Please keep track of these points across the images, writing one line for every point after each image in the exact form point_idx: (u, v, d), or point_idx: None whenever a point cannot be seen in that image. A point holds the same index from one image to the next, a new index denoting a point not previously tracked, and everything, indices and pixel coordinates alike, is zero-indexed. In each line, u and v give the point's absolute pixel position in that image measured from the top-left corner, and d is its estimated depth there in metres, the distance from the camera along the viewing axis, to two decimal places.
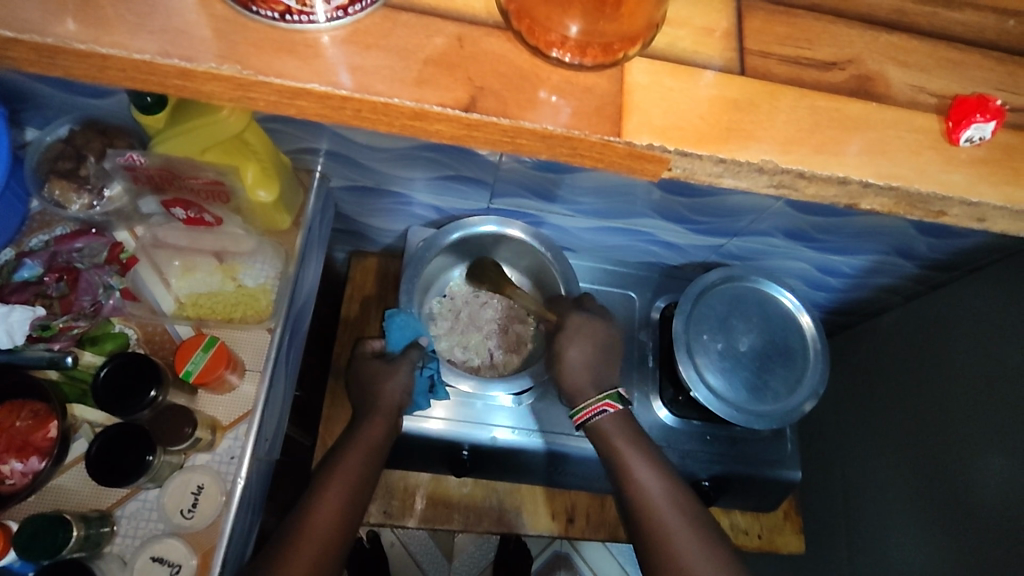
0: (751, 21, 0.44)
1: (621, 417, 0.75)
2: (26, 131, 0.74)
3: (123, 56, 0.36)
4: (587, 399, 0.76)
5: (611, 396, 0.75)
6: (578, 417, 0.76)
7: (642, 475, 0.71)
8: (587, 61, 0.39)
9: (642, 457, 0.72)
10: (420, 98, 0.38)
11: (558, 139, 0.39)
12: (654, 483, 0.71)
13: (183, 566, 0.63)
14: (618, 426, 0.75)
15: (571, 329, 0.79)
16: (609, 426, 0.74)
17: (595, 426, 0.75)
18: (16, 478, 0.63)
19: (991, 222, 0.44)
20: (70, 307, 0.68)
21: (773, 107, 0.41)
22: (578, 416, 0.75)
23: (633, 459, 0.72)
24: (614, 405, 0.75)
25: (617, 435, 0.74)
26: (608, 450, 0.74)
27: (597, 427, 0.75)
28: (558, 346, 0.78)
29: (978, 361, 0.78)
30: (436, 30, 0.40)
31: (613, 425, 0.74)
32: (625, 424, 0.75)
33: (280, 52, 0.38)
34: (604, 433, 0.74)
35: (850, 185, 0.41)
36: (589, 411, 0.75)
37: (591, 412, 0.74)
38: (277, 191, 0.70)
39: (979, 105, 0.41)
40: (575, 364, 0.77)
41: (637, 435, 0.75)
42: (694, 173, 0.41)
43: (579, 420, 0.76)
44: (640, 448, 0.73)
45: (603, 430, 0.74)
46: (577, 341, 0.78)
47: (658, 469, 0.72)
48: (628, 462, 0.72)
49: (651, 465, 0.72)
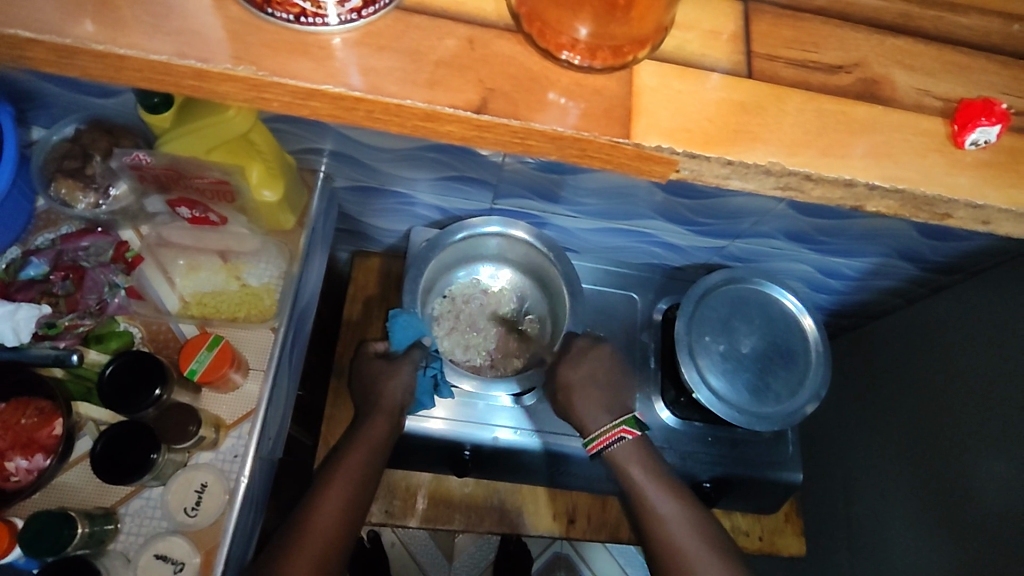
0: (758, 25, 0.44)
1: (636, 442, 0.77)
2: (33, 130, 0.74)
3: (139, 57, 0.36)
4: (603, 427, 0.78)
5: (627, 421, 0.78)
6: (593, 445, 0.78)
7: (655, 496, 0.74)
8: (597, 65, 0.40)
9: (653, 479, 0.75)
10: (431, 99, 0.38)
11: (567, 141, 0.39)
12: (667, 502, 0.74)
13: (186, 564, 0.63)
14: (630, 450, 0.77)
15: (576, 352, 0.82)
16: (623, 451, 0.77)
17: (606, 453, 0.78)
18: (21, 476, 0.64)
19: (995, 225, 0.44)
20: (76, 305, 0.69)
21: (780, 109, 0.42)
22: (592, 444, 0.78)
23: (646, 481, 0.74)
24: (631, 431, 0.78)
25: (628, 459, 0.76)
26: (620, 474, 0.76)
27: (611, 454, 0.77)
28: (562, 368, 0.81)
29: (979, 365, 0.79)
30: (447, 32, 0.40)
31: (625, 450, 0.77)
32: (637, 448, 0.77)
33: (294, 54, 0.38)
34: (616, 458, 0.76)
35: (856, 187, 0.41)
36: (605, 438, 0.77)
37: (608, 440, 0.77)
38: (282, 191, 0.71)
39: (985, 109, 0.41)
40: (581, 387, 0.80)
41: (647, 456, 0.77)
42: (702, 174, 0.42)
43: (594, 448, 0.78)
44: (641, 459, 0.76)
45: (616, 455, 0.77)
46: (580, 364, 0.81)
47: (670, 490, 0.75)
48: (641, 485, 0.74)
49: (662, 486, 0.74)
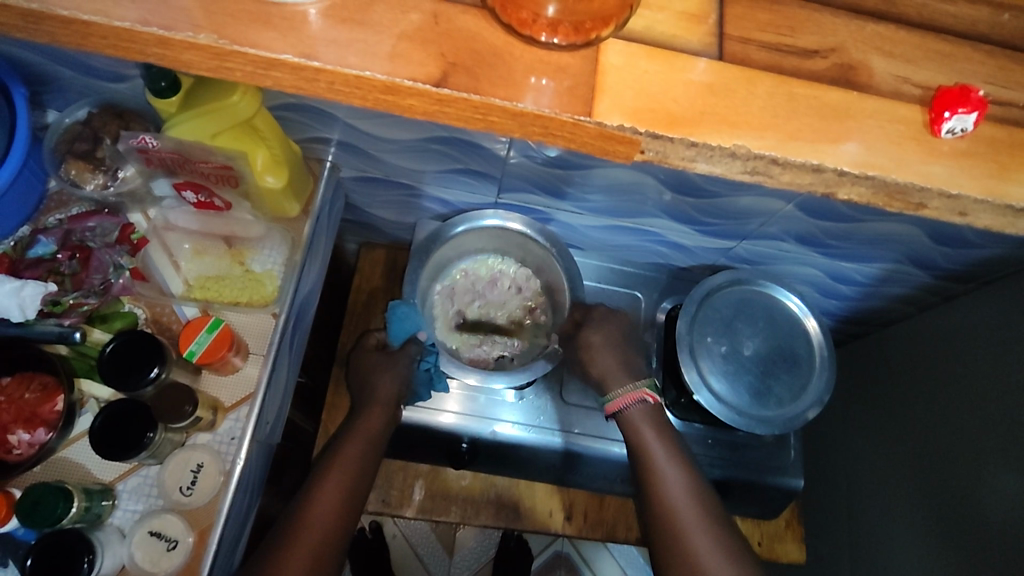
0: (733, 8, 0.44)
1: (656, 408, 0.78)
2: (47, 113, 0.76)
3: (104, 23, 0.37)
4: (622, 388, 0.79)
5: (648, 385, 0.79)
6: (610, 406, 0.79)
7: (663, 462, 0.73)
8: (560, 40, 0.40)
9: (665, 445, 0.74)
10: (392, 72, 0.38)
11: (530, 118, 0.39)
12: (673, 471, 0.72)
13: (180, 542, 0.64)
14: (645, 415, 0.77)
15: (596, 320, 0.84)
16: (636, 414, 0.77)
17: (623, 414, 0.78)
18: (23, 449, 0.65)
19: (974, 217, 0.43)
20: (81, 283, 0.69)
21: (750, 93, 0.41)
22: (610, 404, 0.79)
23: (656, 444, 0.74)
24: (651, 396, 0.78)
25: (643, 422, 0.76)
26: (632, 436, 0.76)
27: (625, 416, 0.77)
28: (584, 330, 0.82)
29: (994, 374, 0.75)
30: (412, 7, 0.40)
31: (640, 413, 0.77)
32: (655, 414, 0.77)
33: (257, 25, 0.39)
34: (631, 420, 0.77)
35: (826, 174, 0.41)
36: (622, 399, 0.78)
37: (627, 399, 0.77)
38: (286, 177, 0.72)
39: (961, 96, 0.40)
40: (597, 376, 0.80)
41: (662, 425, 0.77)
42: (667, 157, 0.41)
43: (611, 408, 0.79)
44: (657, 427, 0.76)
45: (631, 418, 0.77)
46: (601, 329, 0.83)
47: (682, 464, 0.73)
48: (650, 447, 0.74)
49: (672, 452, 0.74)
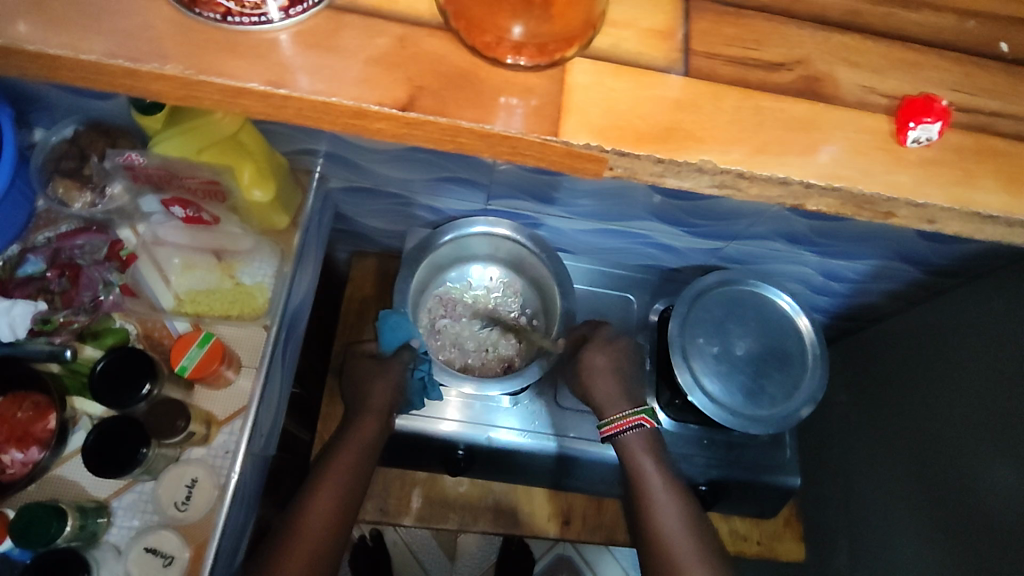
0: (699, 23, 0.44)
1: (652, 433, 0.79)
2: (34, 132, 0.75)
3: (71, 57, 0.37)
4: (620, 412, 0.79)
5: (647, 410, 0.79)
6: (606, 428, 0.79)
7: (658, 490, 0.75)
8: (526, 61, 0.40)
9: (659, 474, 0.76)
10: (359, 97, 0.38)
11: (497, 139, 0.39)
12: (667, 501, 0.74)
13: (176, 558, 0.64)
14: (641, 441, 0.78)
15: (599, 340, 0.84)
16: (635, 442, 0.78)
17: (621, 439, 0.78)
18: (16, 468, 0.65)
19: (943, 224, 0.43)
20: (71, 301, 0.69)
21: (717, 107, 0.41)
22: (608, 427, 0.78)
23: (653, 472, 0.76)
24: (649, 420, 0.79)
25: (640, 450, 0.77)
26: (629, 462, 0.77)
27: (624, 442, 0.78)
28: (587, 352, 0.82)
29: (986, 368, 0.76)
30: (379, 31, 0.41)
31: (637, 440, 0.78)
32: (651, 439, 0.79)
33: (223, 54, 0.39)
34: (628, 447, 0.77)
35: (792, 186, 0.41)
36: (622, 423, 0.78)
37: (626, 424, 0.77)
38: (274, 192, 0.70)
39: (925, 105, 0.41)
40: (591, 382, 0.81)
41: (658, 450, 0.79)
42: (636, 173, 0.41)
43: (608, 431, 0.78)
44: (652, 453, 0.78)
45: (628, 445, 0.78)
46: (604, 351, 0.82)
47: (676, 492, 0.75)
48: (646, 476, 0.75)
49: (667, 481, 0.75)
